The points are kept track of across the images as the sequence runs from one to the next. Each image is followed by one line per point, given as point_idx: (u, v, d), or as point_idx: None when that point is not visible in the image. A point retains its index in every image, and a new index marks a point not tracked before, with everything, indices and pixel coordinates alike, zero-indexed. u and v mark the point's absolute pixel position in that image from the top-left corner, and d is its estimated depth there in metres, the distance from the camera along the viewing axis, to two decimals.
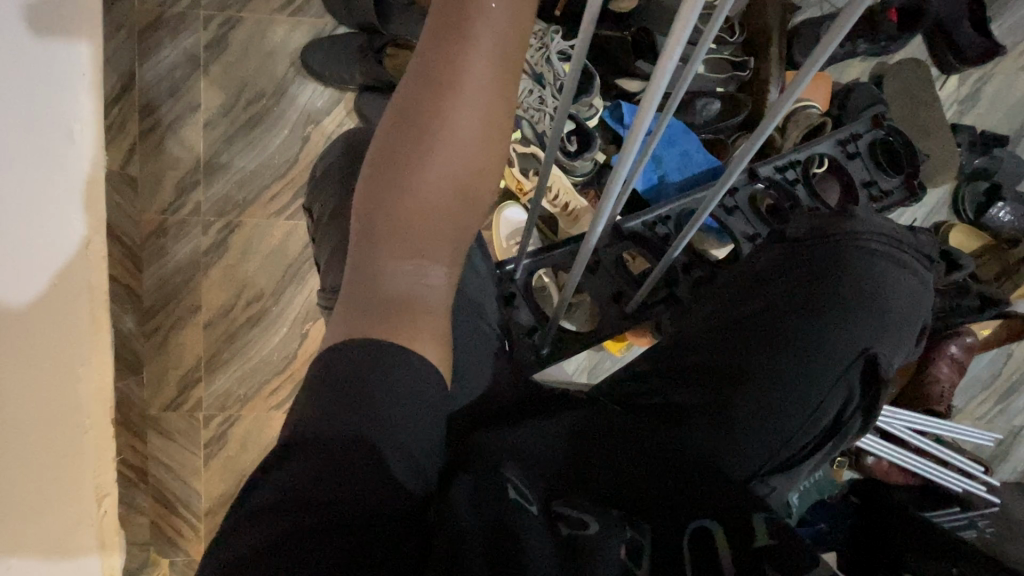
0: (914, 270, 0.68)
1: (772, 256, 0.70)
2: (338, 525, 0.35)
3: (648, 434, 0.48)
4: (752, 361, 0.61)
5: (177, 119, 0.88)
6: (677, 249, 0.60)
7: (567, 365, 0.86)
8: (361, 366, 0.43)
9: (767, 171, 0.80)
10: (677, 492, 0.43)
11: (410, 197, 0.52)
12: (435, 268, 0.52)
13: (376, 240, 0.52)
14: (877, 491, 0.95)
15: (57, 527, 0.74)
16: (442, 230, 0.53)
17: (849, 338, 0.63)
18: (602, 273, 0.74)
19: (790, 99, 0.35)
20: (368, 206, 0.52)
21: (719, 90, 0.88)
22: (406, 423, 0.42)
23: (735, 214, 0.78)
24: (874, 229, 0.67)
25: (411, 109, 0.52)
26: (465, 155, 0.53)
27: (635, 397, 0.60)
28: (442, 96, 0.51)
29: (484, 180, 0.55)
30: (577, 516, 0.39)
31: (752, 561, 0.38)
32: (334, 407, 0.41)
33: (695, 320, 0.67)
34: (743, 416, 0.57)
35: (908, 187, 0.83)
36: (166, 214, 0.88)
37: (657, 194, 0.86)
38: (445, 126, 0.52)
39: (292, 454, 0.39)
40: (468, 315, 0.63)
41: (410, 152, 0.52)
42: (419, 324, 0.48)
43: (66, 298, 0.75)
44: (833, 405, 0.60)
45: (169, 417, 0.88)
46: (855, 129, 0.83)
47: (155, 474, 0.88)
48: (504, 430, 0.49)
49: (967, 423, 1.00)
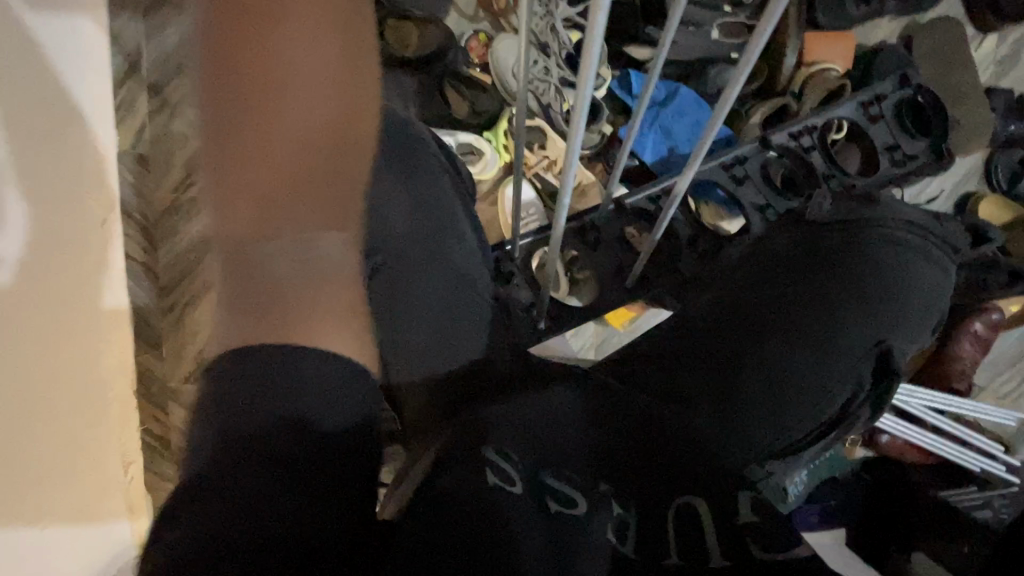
0: (941, 259, 0.67)
1: (791, 239, 0.68)
2: (283, 545, 0.37)
3: (652, 413, 0.49)
4: (752, 347, 0.61)
5: (184, 97, 0.88)
6: (667, 219, 0.60)
7: (573, 342, 0.82)
8: (264, 360, 0.45)
9: (779, 138, 0.77)
10: (672, 468, 0.44)
11: (264, 169, 0.53)
12: (327, 235, 0.53)
13: (242, 227, 0.52)
14: (892, 468, 0.92)
15: (84, 490, 0.77)
16: (318, 195, 0.53)
17: (859, 329, 0.63)
18: (604, 250, 0.73)
19: (764, 25, 0.35)
20: (237, 197, 0.53)
21: (733, 57, 0.84)
22: (344, 403, 0.45)
23: (745, 185, 0.75)
24: (900, 215, 0.66)
25: (244, 70, 0.52)
26: (309, 114, 0.53)
27: (638, 373, 0.59)
28: (261, 65, 0.52)
29: (345, 135, 0.54)
30: (566, 493, 0.41)
31: (736, 537, 0.40)
32: (245, 387, 0.44)
33: (702, 300, 0.66)
34: (744, 394, 0.58)
35: (934, 151, 0.79)
36: (178, 193, 0.89)
37: (667, 165, 0.83)
38: (278, 88, 0.52)
39: (223, 459, 0.40)
40: (449, 283, 0.66)
41: (248, 112, 0.53)
42: (315, 304, 0.49)
43: (88, 273, 0.80)
44: (837, 397, 0.59)
45: (188, 390, 0.91)
46: (878, 90, 0.79)
47: (177, 444, 0.90)
48: (496, 404, 0.48)
49: (990, 402, 0.96)
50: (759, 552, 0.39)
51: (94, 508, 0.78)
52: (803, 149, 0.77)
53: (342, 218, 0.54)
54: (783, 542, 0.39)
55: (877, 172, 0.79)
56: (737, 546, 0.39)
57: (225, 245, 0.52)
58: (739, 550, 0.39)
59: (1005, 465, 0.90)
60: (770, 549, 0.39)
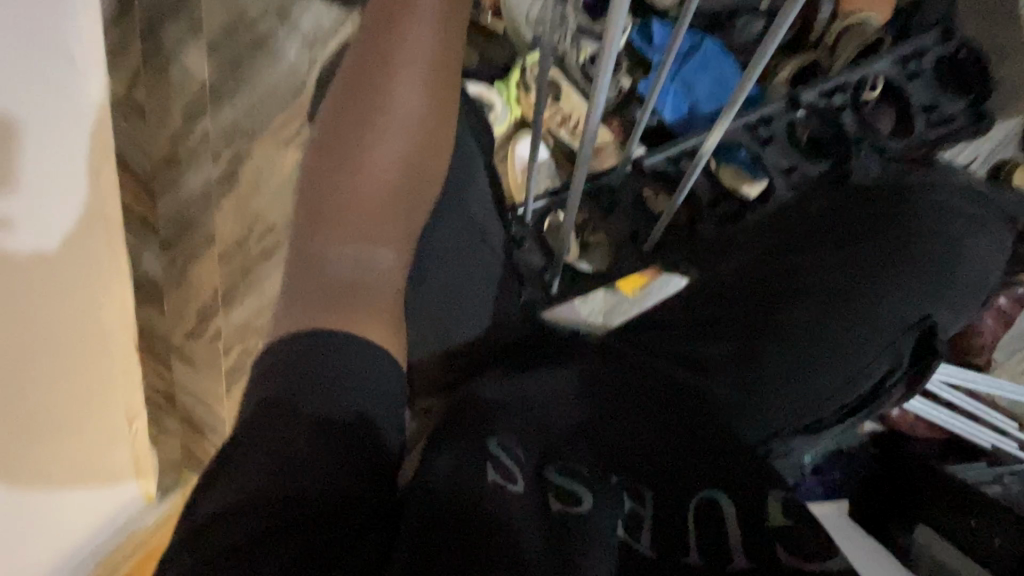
0: (993, 233, 0.65)
1: (829, 203, 0.67)
2: (293, 529, 0.35)
3: (672, 393, 0.47)
4: (782, 314, 0.58)
5: (178, 41, 0.84)
6: (690, 182, 0.57)
7: (579, 306, 0.74)
8: (309, 357, 0.44)
9: (810, 96, 0.72)
10: (681, 454, 0.43)
11: (353, 185, 0.61)
12: (383, 253, 0.58)
13: (322, 233, 0.59)
14: (899, 444, 0.90)
15: (83, 451, 0.78)
16: (387, 214, 0.60)
17: (908, 300, 0.60)
18: (621, 211, 0.70)
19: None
20: (317, 196, 0.61)
21: (762, 7, 0.79)
22: (383, 392, 0.44)
23: (770, 147, 0.71)
24: (949, 181, 0.67)
25: (358, 93, 0.61)
26: (402, 142, 0.61)
27: (658, 344, 0.56)
28: (376, 99, 0.61)
29: (425, 166, 0.62)
30: (571, 488, 0.39)
31: (762, 540, 0.37)
32: (293, 387, 0.42)
33: (733, 261, 0.64)
34: (774, 364, 0.55)
35: (974, 113, 0.74)
36: (176, 142, 0.85)
37: (690, 123, 0.77)
38: (382, 118, 0.61)
39: (263, 417, 0.41)
40: (456, 247, 0.63)
41: (352, 127, 0.61)
42: (365, 305, 0.52)
43: (87, 234, 0.72)
44: (878, 370, 0.56)
45: (191, 346, 0.91)
46: (919, 45, 0.74)
47: (182, 399, 0.93)
48: (507, 380, 0.47)
49: (1004, 377, 0.95)
50: (791, 560, 0.36)
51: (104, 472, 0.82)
52: (833, 108, 0.72)
53: (399, 240, 0.60)
54: (819, 552, 0.36)
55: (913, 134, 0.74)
56: (764, 550, 0.37)
57: (300, 240, 0.59)
58: (767, 556, 0.36)
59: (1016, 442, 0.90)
60: (802, 554, 0.36)
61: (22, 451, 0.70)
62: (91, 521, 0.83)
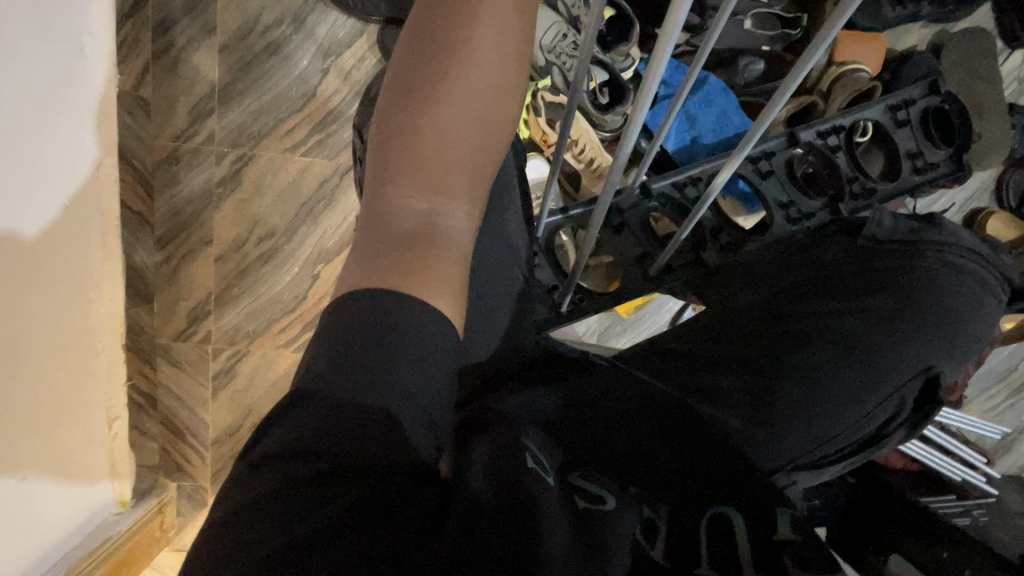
0: (992, 290, 0.70)
1: (841, 252, 0.71)
2: (354, 478, 0.35)
3: (695, 416, 0.50)
4: (793, 353, 0.63)
5: (190, 41, 0.84)
6: (696, 218, 0.58)
7: (577, 327, 0.84)
8: (377, 310, 0.43)
9: (807, 135, 0.75)
10: (704, 469, 0.44)
11: (425, 127, 0.52)
12: (452, 208, 0.52)
13: (391, 176, 0.52)
14: (874, 471, 0.92)
15: (65, 450, 0.75)
16: (462, 163, 0.54)
17: (910, 351, 0.65)
18: (627, 235, 0.72)
19: (835, 26, 0.31)
20: (383, 143, 0.53)
21: (764, 49, 0.82)
22: (435, 390, 0.43)
23: (769, 179, 0.74)
24: (960, 244, 0.70)
25: (433, 26, 0.53)
26: (480, 83, 0.53)
27: (675, 371, 0.61)
28: (454, 32, 0.52)
29: (499, 117, 0.55)
30: (593, 491, 0.40)
31: (771, 550, 0.37)
32: (349, 355, 0.41)
33: (742, 301, 0.69)
34: (785, 402, 0.59)
35: (955, 161, 0.79)
36: (179, 141, 0.86)
37: (689, 155, 0.82)
38: (460, 56, 0.52)
39: (315, 389, 0.39)
40: (495, 243, 0.64)
41: (425, 63, 0.53)
42: (431, 271, 0.47)
43: (80, 225, 0.74)
44: (879, 417, 0.62)
45: (178, 347, 0.90)
46: (908, 95, 0.78)
47: (164, 401, 0.91)
48: (522, 394, 0.50)
49: (975, 414, 0.99)
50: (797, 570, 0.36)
51: (80, 474, 0.79)
52: (829, 148, 0.76)
53: (471, 191, 0.54)
54: (827, 563, 0.36)
55: (898, 177, 0.78)
56: (771, 560, 0.37)
57: (369, 188, 0.53)
58: (775, 564, 0.36)
59: (984, 477, 0.93)
60: (810, 565, 0.36)
61: (17, 444, 0.66)
62: (65, 521, 0.77)
